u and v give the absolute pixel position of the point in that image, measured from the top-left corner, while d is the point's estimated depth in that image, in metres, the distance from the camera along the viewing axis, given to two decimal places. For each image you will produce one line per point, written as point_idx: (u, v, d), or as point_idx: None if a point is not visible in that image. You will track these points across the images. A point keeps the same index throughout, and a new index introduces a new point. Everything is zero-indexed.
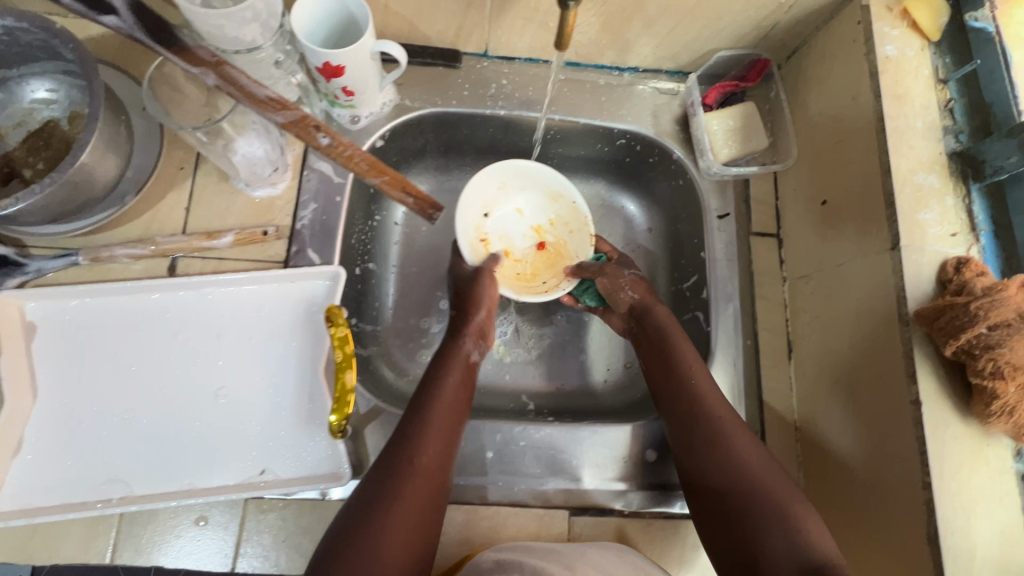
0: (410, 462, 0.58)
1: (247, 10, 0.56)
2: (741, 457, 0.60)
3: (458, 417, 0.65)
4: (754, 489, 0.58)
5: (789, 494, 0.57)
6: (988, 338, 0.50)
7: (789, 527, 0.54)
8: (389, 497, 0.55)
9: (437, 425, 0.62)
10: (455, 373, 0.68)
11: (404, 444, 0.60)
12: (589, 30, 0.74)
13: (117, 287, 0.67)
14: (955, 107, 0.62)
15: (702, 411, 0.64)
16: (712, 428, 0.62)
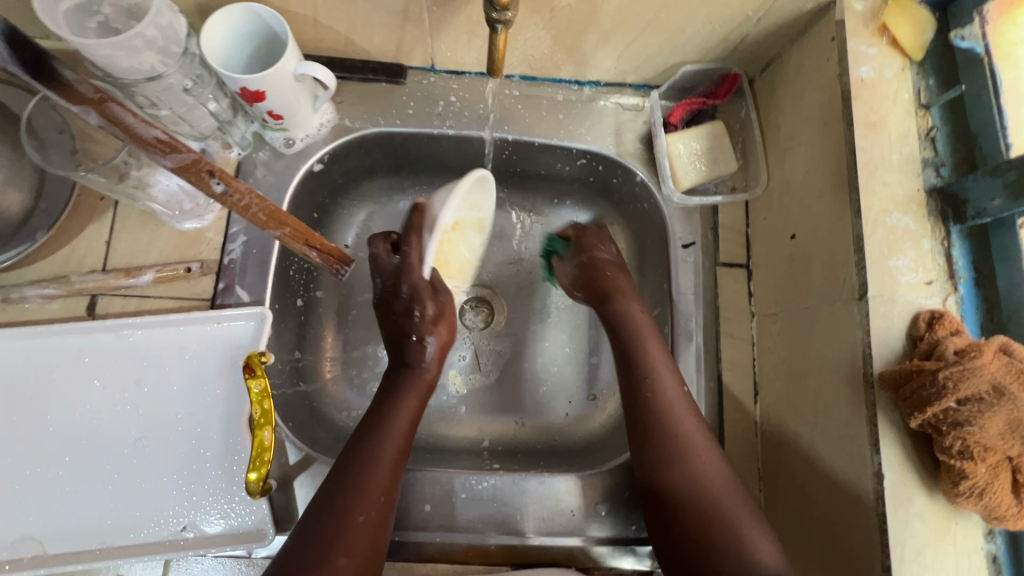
0: (354, 486, 0.56)
1: (137, 38, 0.50)
2: (703, 474, 0.57)
3: (410, 432, 0.62)
4: (714, 509, 0.55)
5: (741, 510, 0.55)
6: (957, 413, 0.45)
7: (738, 545, 0.53)
8: (329, 526, 0.53)
9: (387, 443, 0.59)
10: (405, 396, 0.64)
11: (348, 468, 0.57)
12: (540, 44, 0.68)
13: (22, 332, 0.62)
14: (936, 136, 0.56)
15: (671, 424, 0.60)
16: (678, 444, 0.59)
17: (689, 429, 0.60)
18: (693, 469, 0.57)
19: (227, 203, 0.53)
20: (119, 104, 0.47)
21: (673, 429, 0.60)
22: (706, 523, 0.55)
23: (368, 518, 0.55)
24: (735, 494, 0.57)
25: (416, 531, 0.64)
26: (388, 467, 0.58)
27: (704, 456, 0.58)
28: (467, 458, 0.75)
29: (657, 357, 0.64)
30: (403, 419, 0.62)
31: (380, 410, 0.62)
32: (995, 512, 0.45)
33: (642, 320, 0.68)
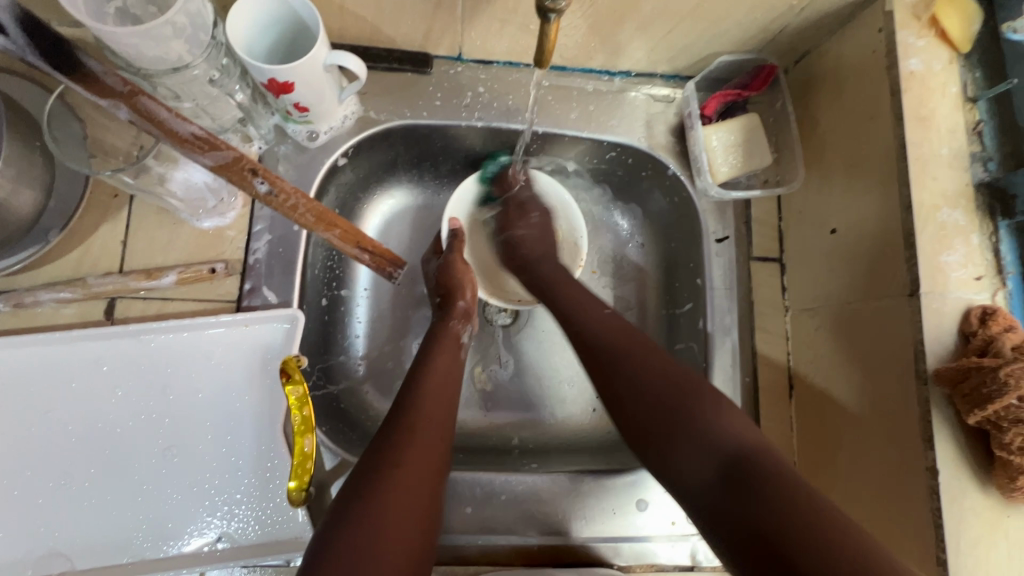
0: (415, 416, 0.53)
1: (168, 25, 0.47)
2: (648, 373, 0.54)
3: (457, 381, 0.60)
4: (676, 393, 0.51)
5: (701, 397, 0.51)
6: (1019, 411, 0.46)
7: (698, 424, 0.49)
8: (399, 451, 0.50)
9: (440, 386, 0.58)
10: (446, 351, 0.62)
11: (405, 404, 0.55)
12: (575, 33, 0.65)
13: (40, 338, 0.59)
14: (984, 130, 0.56)
15: (608, 346, 0.58)
16: (622, 367, 0.55)
17: (638, 346, 0.57)
18: (641, 374, 0.54)
19: (273, 203, 0.52)
20: (151, 98, 0.46)
21: (611, 356, 0.57)
22: (660, 435, 0.50)
23: (433, 450, 0.52)
24: (694, 381, 0.52)
25: (458, 532, 0.63)
26: (445, 406, 0.56)
27: (659, 363, 0.54)
28: (498, 456, 0.73)
29: (585, 300, 0.63)
30: (449, 366, 0.60)
31: (427, 358, 0.61)
32: None
33: (585, 301, 0.63)
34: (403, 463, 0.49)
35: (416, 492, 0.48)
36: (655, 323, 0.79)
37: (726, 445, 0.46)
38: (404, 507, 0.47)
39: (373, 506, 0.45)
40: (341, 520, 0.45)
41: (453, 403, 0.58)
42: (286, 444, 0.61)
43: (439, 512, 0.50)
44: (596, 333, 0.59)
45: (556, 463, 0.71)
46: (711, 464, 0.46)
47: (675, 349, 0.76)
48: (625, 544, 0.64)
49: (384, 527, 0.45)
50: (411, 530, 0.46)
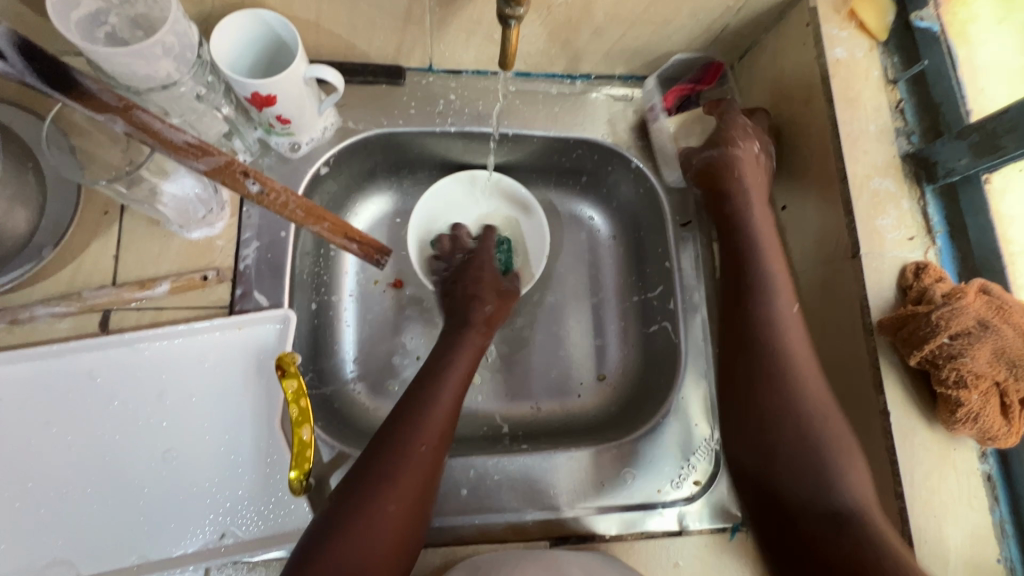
0: (409, 427, 0.58)
1: (158, 45, 0.51)
2: (810, 411, 0.56)
3: (468, 377, 0.66)
4: (811, 430, 0.55)
5: (835, 439, 0.54)
6: (950, 348, 0.51)
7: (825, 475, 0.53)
8: (396, 459, 0.55)
9: (440, 398, 0.61)
10: (466, 357, 0.67)
11: (401, 415, 0.59)
12: (536, 40, 0.71)
13: (37, 352, 0.61)
14: (904, 107, 0.62)
15: (790, 368, 0.58)
16: (789, 390, 0.57)
17: (803, 363, 0.58)
18: (806, 418, 0.56)
19: (263, 202, 0.56)
20: (145, 111, 0.50)
21: (806, 405, 0.56)
22: (778, 475, 0.55)
23: (423, 462, 0.56)
24: (838, 430, 0.55)
25: (455, 514, 0.66)
26: (441, 414, 0.60)
27: (803, 411, 0.56)
28: (489, 443, 0.75)
29: (791, 328, 0.60)
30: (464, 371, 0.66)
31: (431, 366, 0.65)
32: (988, 432, 0.51)
33: (776, 279, 0.62)
34: (391, 478, 0.54)
35: (399, 504, 0.53)
36: (630, 308, 0.83)
37: (834, 501, 0.52)
38: (388, 517, 0.53)
39: (355, 521, 0.51)
40: (325, 526, 0.52)
41: (452, 415, 0.62)
42: (283, 439, 0.63)
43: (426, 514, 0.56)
44: (800, 367, 0.58)
45: (545, 444, 0.74)
46: (828, 505, 0.52)
47: (650, 331, 0.80)
48: (616, 514, 0.67)
49: (365, 536, 0.51)
50: (391, 538, 0.52)
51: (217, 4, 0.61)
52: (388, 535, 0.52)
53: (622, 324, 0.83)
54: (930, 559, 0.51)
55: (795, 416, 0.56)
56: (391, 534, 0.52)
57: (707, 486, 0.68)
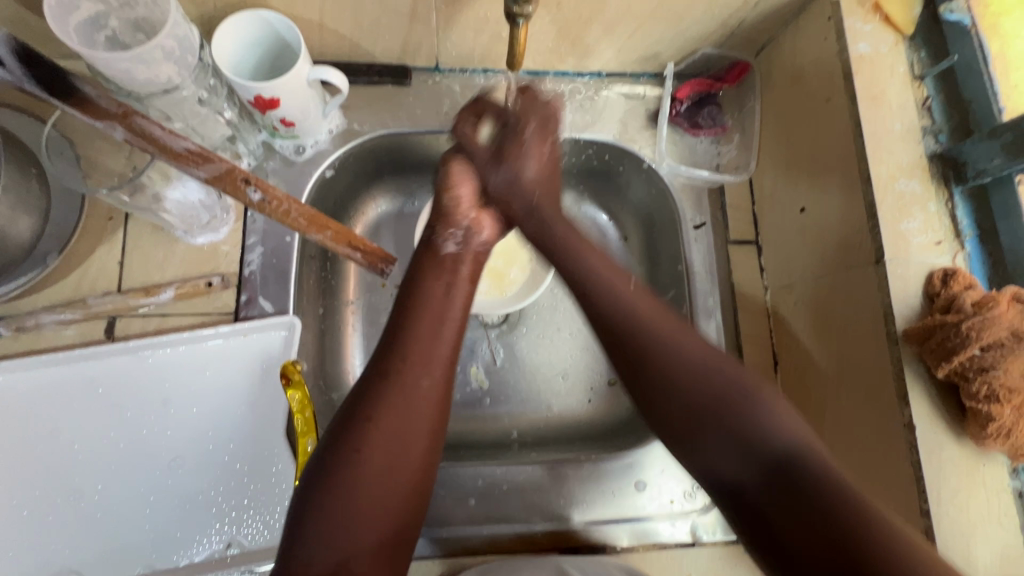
0: (395, 359, 0.49)
1: (157, 49, 0.50)
2: (687, 357, 0.48)
3: (454, 307, 0.54)
4: (725, 383, 0.47)
5: (743, 388, 0.46)
6: (981, 359, 0.49)
7: (740, 430, 0.45)
8: (368, 414, 0.47)
9: (420, 339, 0.50)
10: (435, 276, 0.55)
11: (390, 347, 0.50)
12: (545, 38, 0.69)
13: (44, 359, 0.60)
14: (932, 105, 0.59)
15: (646, 326, 0.50)
16: (640, 329, 0.50)
17: (654, 314, 0.51)
18: (675, 363, 0.48)
19: (266, 210, 0.55)
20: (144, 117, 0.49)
21: (669, 350, 0.49)
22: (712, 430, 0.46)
23: (418, 401, 0.48)
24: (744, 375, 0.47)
25: (463, 523, 0.65)
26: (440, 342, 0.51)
27: (714, 362, 0.48)
28: (498, 450, 0.74)
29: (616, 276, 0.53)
30: (444, 299, 0.54)
31: (418, 290, 0.54)
32: (1020, 448, 0.49)
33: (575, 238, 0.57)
34: (378, 420, 0.46)
35: (392, 448, 0.46)
36: None
37: (777, 447, 0.44)
38: (379, 467, 0.45)
39: (342, 472, 0.45)
40: (316, 479, 0.45)
41: (457, 341, 0.53)
42: (289, 447, 0.62)
43: (432, 461, 0.49)
44: (635, 319, 0.51)
45: (552, 453, 0.73)
46: (753, 464, 0.44)
47: None
48: (627, 524, 0.65)
49: (355, 488, 0.44)
50: (386, 487, 0.45)
51: (219, 6, 0.60)
52: (384, 484, 0.45)
53: None
54: None
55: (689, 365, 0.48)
56: (385, 486, 0.45)
57: None
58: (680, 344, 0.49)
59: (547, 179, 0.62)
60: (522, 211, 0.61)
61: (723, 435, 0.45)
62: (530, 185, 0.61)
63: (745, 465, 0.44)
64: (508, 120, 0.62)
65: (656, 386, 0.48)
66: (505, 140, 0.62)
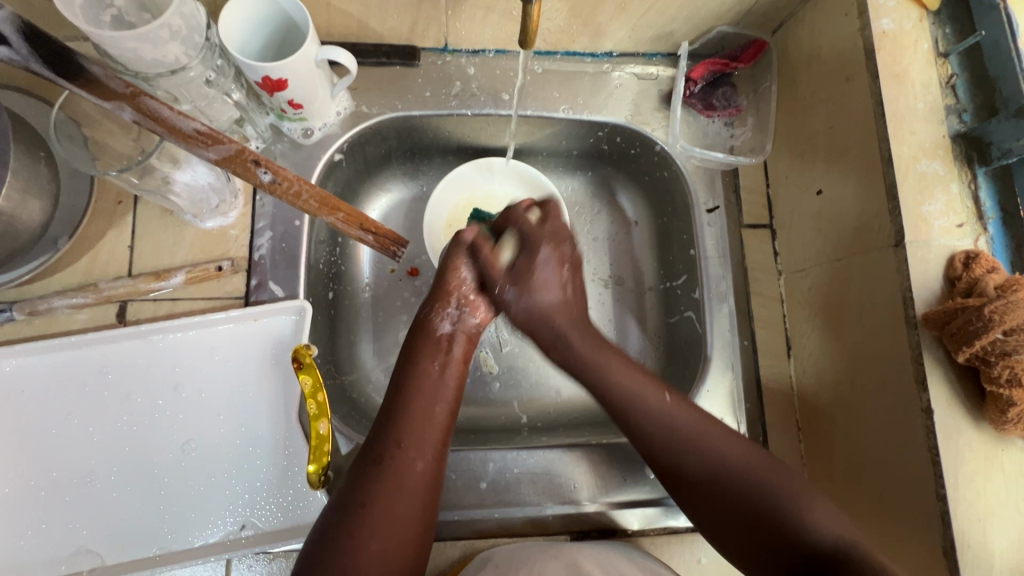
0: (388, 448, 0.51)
1: (164, 28, 0.50)
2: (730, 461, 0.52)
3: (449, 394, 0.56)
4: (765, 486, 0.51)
5: (789, 486, 0.51)
6: (1004, 343, 0.48)
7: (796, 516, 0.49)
8: (362, 503, 0.48)
9: (412, 423, 0.53)
10: (433, 355, 0.58)
11: (379, 433, 0.52)
12: (557, 16, 0.67)
13: (58, 343, 0.61)
14: (956, 83, 0.58)
15: (683, 440, 0.54)
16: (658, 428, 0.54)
17: (688, 427, 0.54)
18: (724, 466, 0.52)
19: (277, 192, 0.55)
20: (153, 98, 0.48)
21: (687, 440, 0.54)
22: (757, 518, 0.50)
23: (410, 485, 0.50)
24: (775, 465, 0.52)
25: (474, 507, 0.65)
26: (432, 423, 0.53)
27: (748, 463, 0.52)
28: (507, 435, 0.74)
29: (635, 383, 0.57)
30: (437, 381, 0.56)
31: (412, 374, 0.56)
32: None
33: (605, 361, 0.58)
34: (372, 506, 0.48)
35: (388, 534, 0.47)
36: (651, 296, 0.80)
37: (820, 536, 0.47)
38: (372, 554, 0.46)
39: (334, 561, 0.45)
40: (310, 563, 0.45)
41: (444, 432, 0.54)
42: (301, 430, 0.63)
43: (425, 543, 0.50)
44: (676, 425, 0.54)
45: (564, 437, 0.72)
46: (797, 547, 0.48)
47: (672, 322, 0.77)
48: (639, 508, 0.65)
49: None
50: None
51: None
52: (377, 571, 0.46)
53: (645, 313, 0.80)
54: (975, 566, 0.48)
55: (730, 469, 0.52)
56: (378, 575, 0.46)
57: None
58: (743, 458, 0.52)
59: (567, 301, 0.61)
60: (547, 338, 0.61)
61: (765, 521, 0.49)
62: (551, 310, 0.60)
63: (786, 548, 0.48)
64: (528, 242, 0.60)
65: (712, 487, 0.52)
66: (525, 267, 0.60)
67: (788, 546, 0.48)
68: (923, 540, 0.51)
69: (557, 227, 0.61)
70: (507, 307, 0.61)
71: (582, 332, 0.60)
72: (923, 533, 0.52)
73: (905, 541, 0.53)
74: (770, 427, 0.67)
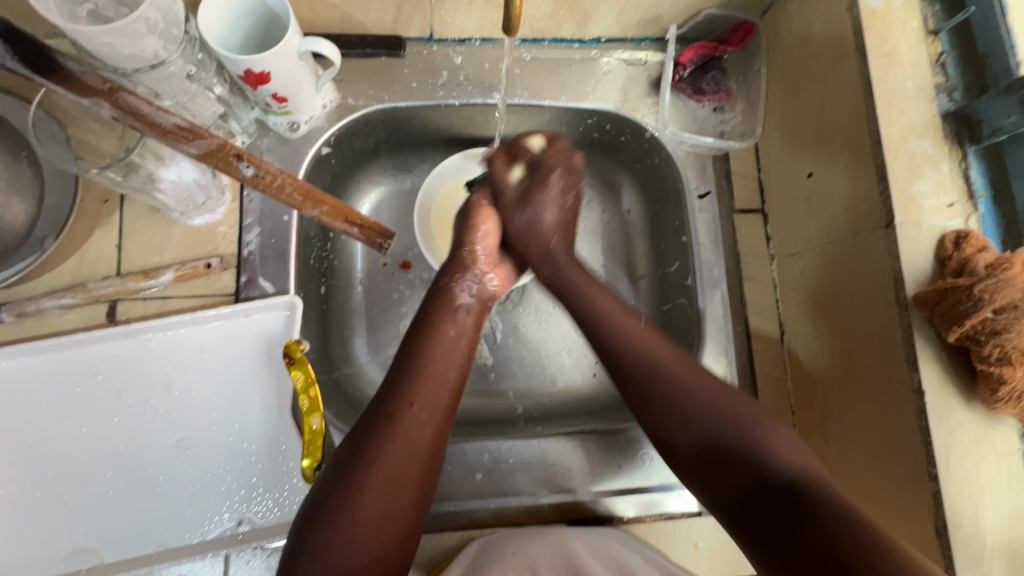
0: (402, 406, 0.50)
1: (140, 21, 0.49)
2: (694, 395, 0.51)
3: (458, 353, 0.55)
4: (723, 421, 0.50)
5: (747, 423, 0.49)
6: (993, 322, 0.48)
7: (753, 455, 0.47)
8: (367, 458, 0.47)
9: (424, 388, 0.52)
10: (444, 317, 0.57)
11: (393, 392, 0.51)
12: (542, 2, 0.66)
13: (48, 344, 0.60)
14: (946, 61, 0.57)
15: (655, 365, 0.54)
16: (638, 355, 0.55)
17: (658, 350, 0.55)
18: (694, 402, 0.51)
19: (259, 185, 0.54)
20: (132, 93, 0.47)
21: (650, 362, 0.54)
22: (726, 454, 0.48)
23: (418, 449, 0.49)
24: (749, 403, 0.51)
25: (470, 498, 0.65)
26: (444, 389, 0.53)
27: (714, 393, 0.51)
28: (503, 426, 0.74)
29: (617, 312, 0.58)
30: (451, 342, 0.56)
31: (431, 338, 0.55)
32: None
33: (580, 280, 0.62)
34: (378, 464, 0.47)
35: (390, 493, 0.47)
36: (644, 283, 0.80)
37: (782, 473, 0.46)
38: (377, 508, 0.46)
39: (339, 513, 0.45)
40: (318, 510, 0.46)
41: (454, 398, 0.53)
42: (294, 426, 0.63)
43: (423, 514, 0.49)
44: (649, 360, 0.54)
45: (559, 427, 0.72)
46: (763, 486, 0.46)
47: (666, 309, 0.77)
48: (634, 495, 0.65)
49: (348, 534, 0.44)
50: (376, 538, 0.45)
51: None
52: (377, 531, 0.45)
53: (638, 300, 0.80)
54: (968, 544, 0.49)
55: (697, 402, 0.51)
56: (376, 536, 0.45)
57: None
58: (719, 391, 0.51)
59: (565, 226, 0.66)
60: (538, 256, 0.65)
61: (734, 461, 0.48)
62: (546, 230, 0.65)
63: (752, 486, 0.47)
64: (539, 165, 0.66)
65: (692, 441, 0.50)
66: (533, 185, 0.66)
67: (754, 480, 0.47)
68: (917, 521, 0.52)
69: (567, 158, 0.66)
70: (509, 227, 0.66)
71: (568, 251, 0.65)
72: (915, 513, 0.52)
73: (898, 521, 0.54)
74: None
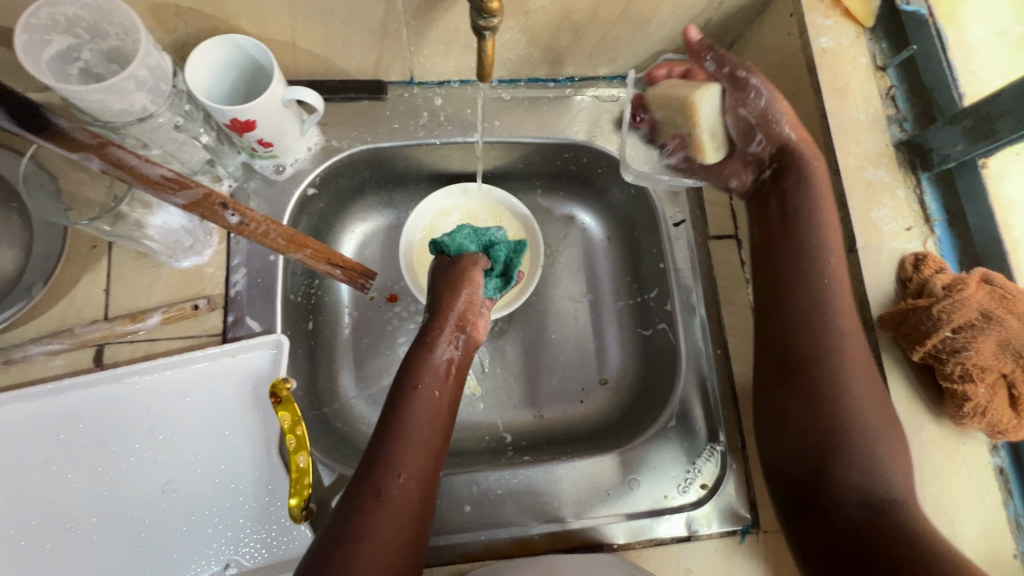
0: (391, 473, 0.52)
1: (129, 79, 0.51)
2: (844, 388, 0.52)
3: (440, 417, 0.57)
4: (849, 416, 0.51)
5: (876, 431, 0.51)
6: (954, 341, 0.50)
7: (871, 460, 0.50)
8: (357, 526, 0.49)
9: (410, 460, 0.53)
10: (427, 375, 0.59)
11: (379, 458, 0.53)
12: (516, 47, 0.70)
13: (33, 391, 0.61)
14: (896, 94, 0.61)
15: (829, 349, 0.53)
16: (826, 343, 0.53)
17: (853, 344, 0.53)
18: (843, 381, 0.52)
19: (244, 232, 0.56)
20: (120, 146, 0.49)
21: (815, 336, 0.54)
22: (839, 447, 0.51)
23: (403, 510, 0.51)
24: (886, 413, 0.51)
25: (459, 531, 0.65)
26: (427, 453, 0.55)
27: (859, 381, 0.52)
28: (491, 457, 0.74)
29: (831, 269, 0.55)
30: (429, 404, 0.57)
31: (411, 395, 0.57)
32: (998, 426, 0.50)
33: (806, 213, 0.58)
34: (368, 536, 0.48)
35: (380, 564, 0.48)
36: (625, 309, 0.82)
37: (889, 486, 0.49)
38: None
39: None
40: None
41: (438, 457, 0.56)
42: (282, 465, 0.63)
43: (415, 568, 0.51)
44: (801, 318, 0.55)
45: (547, 455, 0.72)
46: (859, 493, 0.50)
47: (649, 334, 0.79)
48: (622, 522, 0.65)
49: None
50: None
51: (191, 32, 0.61)
52: None
53: (620, 326, 0.82)
54: None
55: (836, 387, 0.52)
56: None
57: (714, 489, 0.66)
58: (870, 394, 0.51)
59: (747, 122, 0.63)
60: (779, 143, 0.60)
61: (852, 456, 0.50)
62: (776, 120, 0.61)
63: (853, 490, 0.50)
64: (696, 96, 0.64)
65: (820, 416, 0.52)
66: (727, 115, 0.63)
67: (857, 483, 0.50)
68: None
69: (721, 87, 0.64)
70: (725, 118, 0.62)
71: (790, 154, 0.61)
72: None
73: None
74: (748, 433, 0.68)
